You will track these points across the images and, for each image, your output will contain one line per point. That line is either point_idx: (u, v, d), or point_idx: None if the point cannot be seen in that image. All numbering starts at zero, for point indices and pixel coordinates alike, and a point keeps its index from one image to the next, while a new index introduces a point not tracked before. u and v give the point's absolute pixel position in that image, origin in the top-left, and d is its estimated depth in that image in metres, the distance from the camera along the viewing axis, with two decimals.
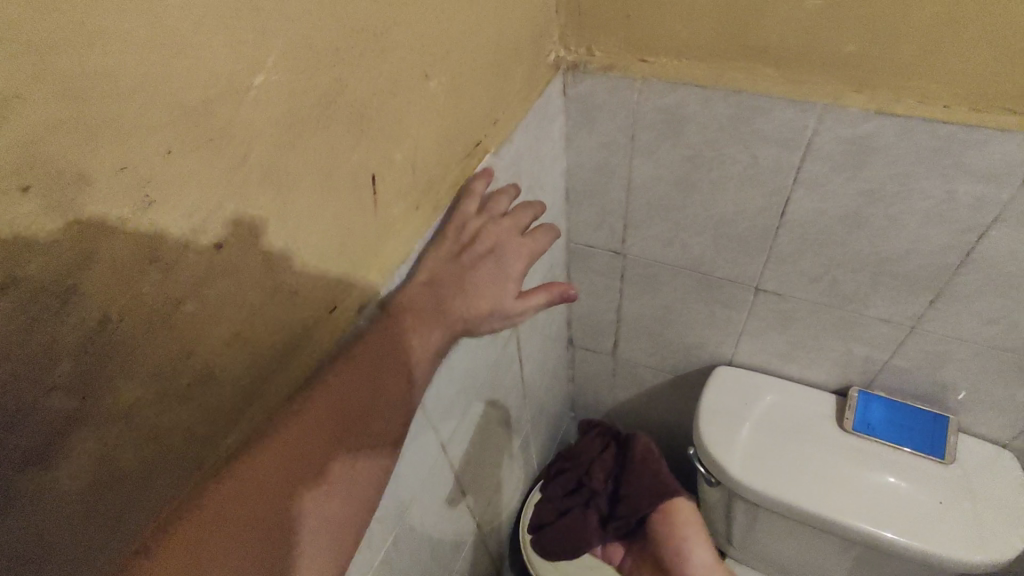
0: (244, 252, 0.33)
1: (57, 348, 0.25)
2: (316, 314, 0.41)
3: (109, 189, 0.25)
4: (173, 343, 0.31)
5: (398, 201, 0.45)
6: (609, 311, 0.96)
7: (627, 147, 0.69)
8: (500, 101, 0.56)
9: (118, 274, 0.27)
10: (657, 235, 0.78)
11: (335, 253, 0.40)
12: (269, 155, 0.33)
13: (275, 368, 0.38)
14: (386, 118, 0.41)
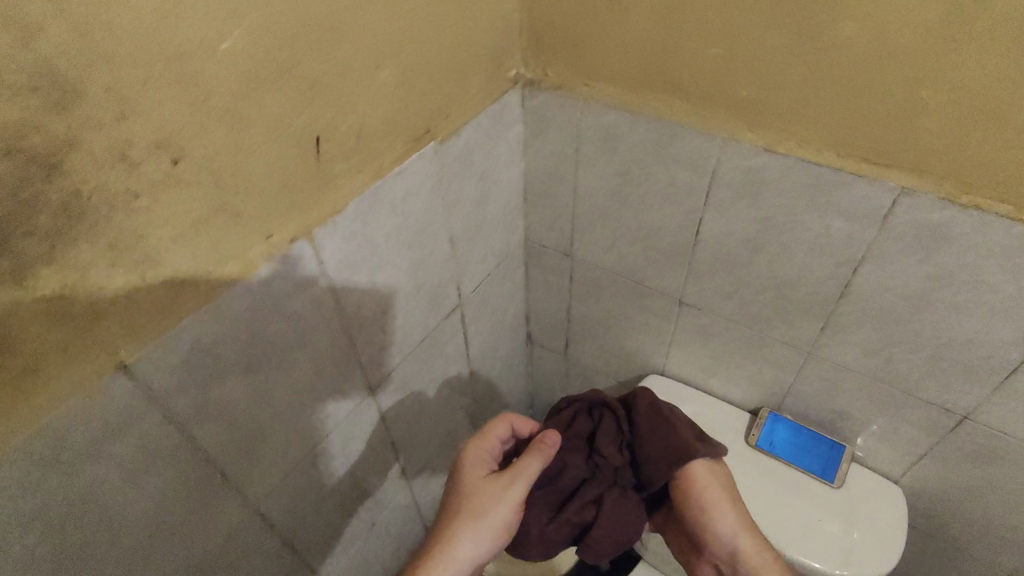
0: (195, 169, 0.44)
1: (40, 200, 0.36)
2: (254, 235, 0.51)
3: (99, 99, 0.37)
4: (129, 224, 0.42)
5: (339, 161, 0.56)
6: (561, 311, 1.05)
7: (572, 157, 0.79)
8: (452, 100, 0.67)
9: (95, 161, 0.38)
10: (598, 241, 0.87)
11: (275, 189, 0.51)
12: (227, 102, 0.44)
13: (212, 269, 0.49)
14: (333, 93, 0.52)
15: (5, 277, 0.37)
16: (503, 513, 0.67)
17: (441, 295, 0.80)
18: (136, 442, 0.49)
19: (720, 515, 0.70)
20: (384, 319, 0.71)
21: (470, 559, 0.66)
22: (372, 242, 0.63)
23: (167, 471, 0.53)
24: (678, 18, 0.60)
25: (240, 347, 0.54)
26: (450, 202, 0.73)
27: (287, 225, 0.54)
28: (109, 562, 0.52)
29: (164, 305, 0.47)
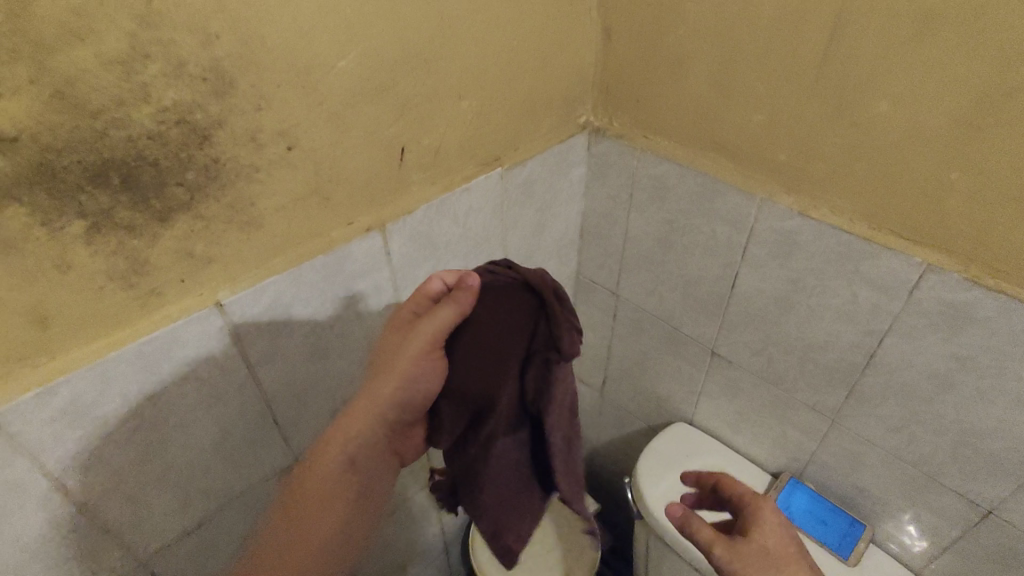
0: (303, 156, 0.55)
1: (166, 136, 0.46)
2: (337, 219, 0.62)
3: (245, 91, 0.49)
4: (247, 190, 0.53)
5: (417, 171, 0.66)
6: (601, 349, 1.10)
7: (627, 202, 0.86)
8: (524, 135, 0.77)
9: (233, 137, 0.50)
10: (642, 283, 0.93)
11: (360, 184, 0.62)
12: (337, 108, 0.56)
13: (299, 239, 0.60)
14: (422, 114, 0.63)
15: (157, 215, 0.49)
16: (406, 372, 0.56)
17: None
18: (214, 371, 0.59)
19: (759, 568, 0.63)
20: None
21: (351, 439, 0.58)
22: (434, 245, 0.73)
23: (232, 404, 0.63)
24: (732, 86, 0.67)
25: (309, 309, 0.64)
26: (509, 224, 0.82)
27: (364, 216, 0.64)
28: (171, 475, 0.61)
29: (257, 261, 0.57)
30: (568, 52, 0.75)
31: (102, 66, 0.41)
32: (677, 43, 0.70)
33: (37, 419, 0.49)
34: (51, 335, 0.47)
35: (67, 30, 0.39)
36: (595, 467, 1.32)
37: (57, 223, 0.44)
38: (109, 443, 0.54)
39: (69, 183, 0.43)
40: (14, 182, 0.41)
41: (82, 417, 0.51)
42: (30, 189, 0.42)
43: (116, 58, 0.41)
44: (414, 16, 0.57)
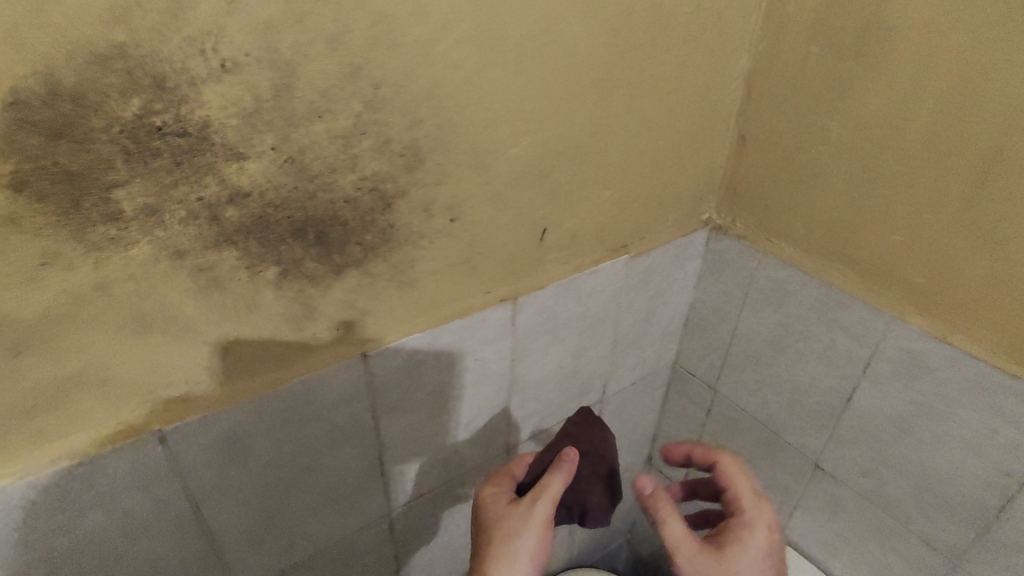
0: (462, 229, 0.60)
1: (359, 202, 0.52)
2: (477, 286, 0.65)
3: (430, 167, 0.54)
4: (411, 254, 0.58)
5: (552, 250, 0.70)
6: (688, 441, 1.07)
7: (740, 300, 0.87)
8: (649, 227, 0.80)
9: (411, 207, 0.55)
10: (745, 382, 0.92)
11: (504, 256, 0.66)
12: (500, 189, 0.61)
13: (442, 303, 0.63)
14: (567, 199, 0.68)
15: (334, 268, 0.53)
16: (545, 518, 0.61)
17: (589, 386, 0.89)
18: (347, 417, 0.62)
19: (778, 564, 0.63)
20: (542, 389, 0.82)
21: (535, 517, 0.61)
22: (556, 321, 0.76)
23: (354, 450, 0.65)
24: (868, 205, 0.68)
25: (439, 369, 0.67)
26: (623, 308, 0.84)
27: (501, 286, 0.67)
28: (287, 511, 0.63)
29: (404, 319, 0.61)
30: (702, 153, 0.79)
31: (329, 139, 0.47)
32: (815, 157, 0.72)
33: (195, 442, 0.52)
34: (227, 368, 0.52)
35: (312, 109, 0.45)
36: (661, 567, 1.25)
37: (259, 268, 0.49)
38: (245, 474, 0.57)
39: (277, 234, 0.48)
40: (235, 231, 0.46)
41: (231, 446, 0.55)
42: (247, 237, 0.47)
43: (341, 134, 0.48)
44: (580, 113, 0.62)
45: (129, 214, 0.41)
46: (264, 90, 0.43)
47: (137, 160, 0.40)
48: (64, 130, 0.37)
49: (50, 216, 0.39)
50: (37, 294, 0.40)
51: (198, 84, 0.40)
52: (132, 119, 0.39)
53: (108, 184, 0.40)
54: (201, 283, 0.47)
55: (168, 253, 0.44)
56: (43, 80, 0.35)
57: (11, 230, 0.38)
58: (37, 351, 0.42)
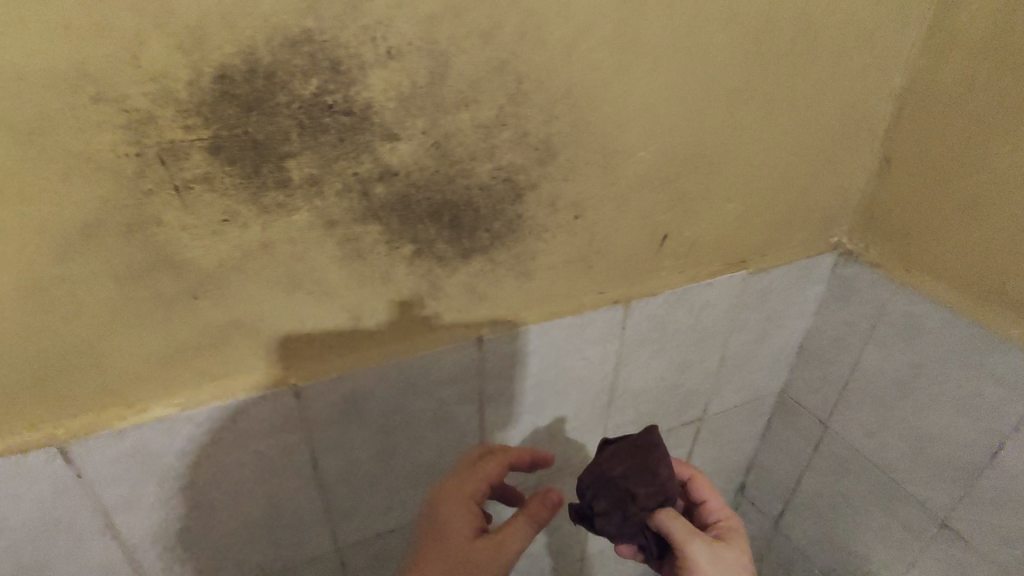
0: (584, 227, 0.61)
1: (491, 190, 0.54)
2: (589, 285, 0.66)
3: (561, 163, 0.56)
4: (531, 246, 0.59)
5: (669, 258, 0.69)
6: (789, 477, 1.01)
7: (866, 333, 0.81)
8: (771, 244, 0.77)
9: (538, 200, 0.57)
10: (861, 422, 0.85)
11: (621, 259, 0.66)
12: (625, 191, 0.61)
13: (555, 298, 0.65)
14: (691, 208, 0.67)
15: (461, 251, 0.56)
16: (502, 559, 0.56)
17: (690, 403, 0.87)
18: (454, 398, 0.65)
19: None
20: (641, 401, 0.81)
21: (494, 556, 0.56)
22: (665, 331, 0.75)
23: (456, 431, 0.68)
24: None
25: (544, 363, 0.68)
26: (735, 326, 0.81)
27: (614, 287, 0.67)
28: (388, 478, 0.67)
29: (517, 309, 0.63)
30: (839, 172, 0.74)
31: (472, 128, 0.50)
32: (972, 184, 0.66)
33: (322, 400, 0.57)
34: (355, 333, 0.56)
35: (460, 98, 0.48)
36: None
37: (395, 243, 0.53)
38: (359, 436, 0.61)
39: (415, 214, 0.52)
40: (380, 206, 0.50)
41: (351, 407, 0.59)
42: (389, 213, 0.51)
43: (482, 124, 0.50)
44: (715, 122, 0.62)
45: (296, 182, 0.46)
46: (421, 77, 0.46)
47: (308, 134, 0.45)
48: (256, 102, 0.42)
49: (234, 178, 0.44)
50: (216, 246, 0.46)
51: (366, 68, 0.44)
52: (309, 96, 0.43)
53: (283, 154, 0.45)
54: (346, 252, 0.51)
55: (322, 221, 0.49)
56: (245, 57, 0.40)
57: (204, 187, 0.43)
58: (210, 296, 0.48)
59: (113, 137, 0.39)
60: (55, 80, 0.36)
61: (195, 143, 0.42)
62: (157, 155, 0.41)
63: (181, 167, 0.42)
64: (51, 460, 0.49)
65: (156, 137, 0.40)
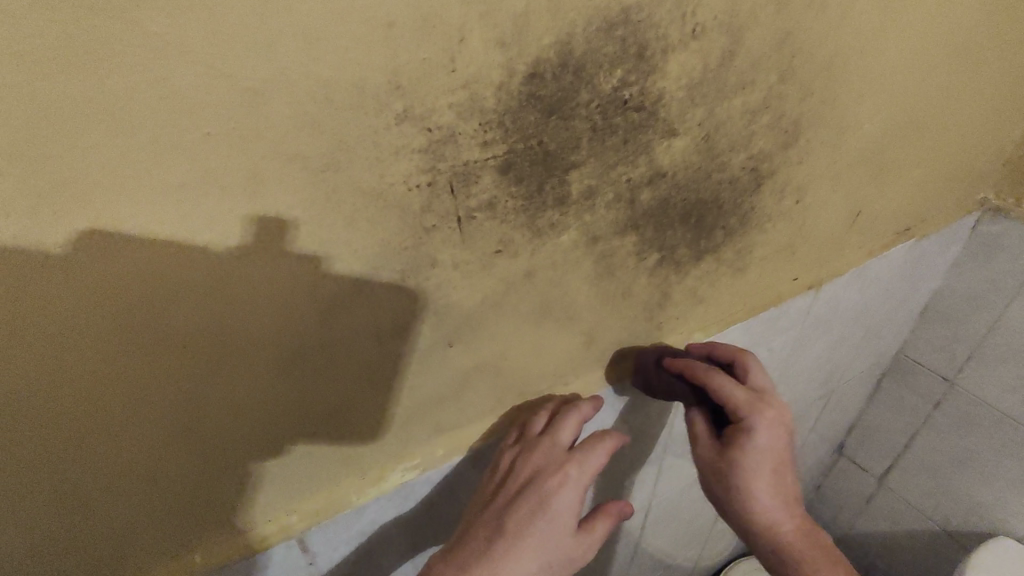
0: (800, 211, 0.55)
1: (739, 183, 0.47)
2: (789, 272, 0.60)
3: (802, 145, 0.49)
4: (755, 238, 0.53)
5: (857, 234, 0.64)
6: (901, 435, 1.00)
7: (1012, 292, 0.79)
8: (935, 209, 0.72)
9: (774, 188, 0.51)
10: (999, 379, 0.84)
11: (820, 241, 0.60)
12: (843, 168, 0.55)
13: (758, 291, 0.59)
14: (887, 179, 0.62)
15: (698, 253, 0.49)
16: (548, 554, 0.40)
17: (830, 377, 0.84)
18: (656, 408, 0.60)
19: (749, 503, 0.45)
20: (796, 382, 0.77)
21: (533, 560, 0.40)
22: (836, 310, 0.70)
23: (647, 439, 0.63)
24: None
25: None
26: (886, 296, 0.78)
27: (807, 272, 0.62)
28: None
29: (726, 307, 0.57)
30: (1007, 127, 0.69)
31: (741, 114, 0.43)
32: None
33: None
34: (586, 356, 0.49)
35: (740, 80, 0.41)
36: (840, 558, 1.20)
37: (645, 254, 0.45)
38: None
39: (670, 219, 0.45)
40: (642, 215, 0.43)
41: None
42: (648, 222, 0.43)
43: (751, 108, 0.43)
44: (933, 84, 0.56)
45: (573, 197, 0.38)
46: (713, 59, 0.38)
47: (598, 138, 0.37)
48: (557, 105, 0.34)
49: (517, 199, 0.36)
50: (482, 282, 0.38)
51: (668, 52, 0.36)
52: (609, 91, 0.35)
53: (570, 166, 0.36)
54: (599, 270, 0.44)
55: (587, 238, 0.41)
56: (559, 50, 0.32)
57: (487, 215, 0.35)
58: (464, 342, 0.41)
59: (410, 164, 0.31)
60: (365, 98, 0.28)
61: (488, 162, 0.33)
62: (448, 183, 0.33)
63: (469, 194, 0.34)
64: (288, 549, 0.42)
65: (452, 159, 0.32)
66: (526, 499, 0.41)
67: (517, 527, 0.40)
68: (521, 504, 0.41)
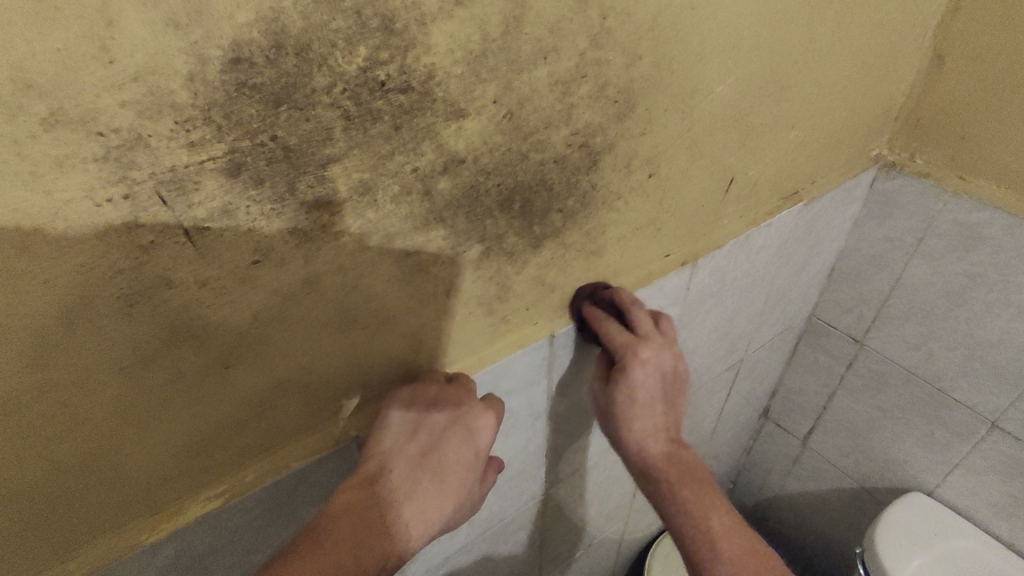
0: (655, 185, 0.52)
1: (566, 161, 0.43)
2: (656, 248, 0.57)
3: (640, 115, 0.45)
4: (604, 218, 0.50)
5: (733, 203, 0.61)
6: (818, 395, 1.00)
7: (910, 248, 0.77)
8: (823, 170, 0.69)
9: (615, 163, 0.46)
10: (903, 337, 0.84)
11: (688, 214, 0.57)
12: (700, 135, 0.51)
13: (622, 271, 0.56)
14: (759, 143, 0.58)
15: (533, 240, 0.46)
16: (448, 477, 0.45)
17: (734, 346, 0.82)
18: (523, 400, 0.57)
19: (650, 410, 0.52)
20: (692, 355, 0.75)
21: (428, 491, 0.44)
22: (723, 281, 0.68)
23: (522, 430, 0.61)
24: None
25: None
26: (783, 261, 0.75)
27: (679, 246, 0.59)
28: None
29: (585, 290, 0.54)
30: (890, 79, 0.66)
31: (549, 86, 0.38)
32: None
33: None
34: (418, 359, 0.46)
35: (538, 49, 0.36)
36: (771, 516, 1.22)
37: (462, 247, 0.41)
38: None
39: (484, 207, 0.41)
40: (445, 206, 0.38)
41: None
42: (456, 213, 0.39)
43: (562, 79, 0.39)
44: (792, 38, 0.52)
45: (343, 194, 0.34)
46: (494, 27, 0.34)
47: (357, 127, 0.32)
48: (285, 94, 0.29)
49: (263, 203, 0.31)
50: (248, 298, 0.34)
51: (428, 23, 0.31)
52: (356, 73, 0.30)
53: (324, 160, 0.32)
54: (406, 269, 0.40)
55: (378, 238, 0.37)
56: (268, 29, 0.27)
57: (225, 225, 0.30)
58: (245, 362, 0.36)
59: (89, 176, 0.26)
60: None
61: (205, 166, 0.28)
62: (154, 192, 0.28)
63: (191, 204, 0.29)
64: None
65: (150, 166, 0.27)
66: (426, 464, 0.44)
67: (419, 492, 0.44)
68: (423, 468, 0.44)
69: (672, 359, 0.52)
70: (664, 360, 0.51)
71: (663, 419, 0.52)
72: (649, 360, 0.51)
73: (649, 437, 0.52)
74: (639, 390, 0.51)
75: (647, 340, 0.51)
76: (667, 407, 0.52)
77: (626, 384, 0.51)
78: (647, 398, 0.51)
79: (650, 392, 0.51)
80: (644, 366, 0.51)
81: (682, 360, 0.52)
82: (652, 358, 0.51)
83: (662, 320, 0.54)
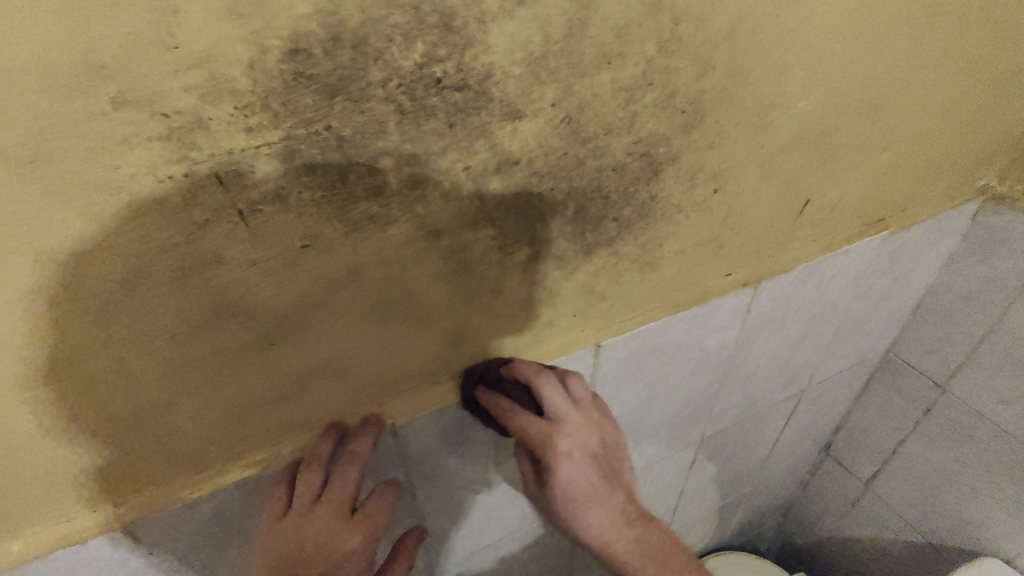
0: (723, 202, 0.49)
1: (625, 170, 0.42)
2: (716, 265, 0.54)
3: (709, 127, 0.43)
4: (662, 231, 0.48)
5: (807, 225, 0.57)
6: (889, 438, 0.93)
7: (1012, 292, 0.70)
8: (914, 199, 0.64)
9: (677, 175, 0.45)
10: (996, 388, 0.76)
11: (755, 233, 0.54)
12: (774, 152, 0.48)
13: (678, 286, 0.53)
14: (845, 164, 0.54)
15: (584, 247, 0.45)
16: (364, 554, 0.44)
17: (797, 375, 0.77)
18: None
19: (600, 495, 0.46)
20: (747, 380, 0.71)
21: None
22: (788, 308, 0.64)
23: None
24: None
25: (664, 357, 0.58)
26: (860, 292, 0.70)
27: (741, 266, 0.56)
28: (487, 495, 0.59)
29: (637, 303, 0.52)
30: (1005, 105, 0.60)
31: (612, 92, 0.37)
32: None
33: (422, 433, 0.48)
34: (457, 355, 0.46)
35: (603, 53, 0.35)
36: (821, 559, 1.15)
37: (509, 248, 0.41)
38: (458, 462, 0.54)
39: (534, 210, 0.40)
40: (494, 206, 0.38)
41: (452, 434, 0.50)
42: (505, 213, 0.39)
43: (626, 86, 0.37)
44: (893, 55, 0.48)
45: (392, 188, 0.34)
46: (557, 29, 0.33)
47: (410, 121, 0.32)
48: (341, 86, 0.29)
49: (313, 190, 0.32)
50: (294, 280, 0.35)
51: (488, 22, 0.31)
52: (413, 69, 0.30)
53: (376, 153, 0.32)
54: (450, 266, 0.40)
55: (426, 232, 0.37)
56: (328, 21, 0.27)
57: (277, 208, 0.32)
58: (286, 341, 0.37)
59: (151, 153, 0.27)
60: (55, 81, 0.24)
61: (260, 150, 0.29)
62: (211, 173, 0.29)
63: (246, 186, 0.30)
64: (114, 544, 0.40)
65: (209, 148, 0.28)
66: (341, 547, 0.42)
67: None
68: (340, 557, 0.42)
69: (595, 433, 0.45)
70: (586, 441, 0.45)
71: (615, 497, 0.47)
72: (572, 462, 0.44)
73: (604, 526, 0.47)
74: (572, 493, 0.46)
75: (562, 423, 0.44)
76: (614, 482, 0.47)
77: (558, 479, 0.45)
78: (587, 486, 0.46)
79: (588, 489, 0.46)
80: (567, 462, 0.45)
81: (609, 428, 0.47)
82: (571, 445, 0.44)
83: (573, 382, 0.46)
